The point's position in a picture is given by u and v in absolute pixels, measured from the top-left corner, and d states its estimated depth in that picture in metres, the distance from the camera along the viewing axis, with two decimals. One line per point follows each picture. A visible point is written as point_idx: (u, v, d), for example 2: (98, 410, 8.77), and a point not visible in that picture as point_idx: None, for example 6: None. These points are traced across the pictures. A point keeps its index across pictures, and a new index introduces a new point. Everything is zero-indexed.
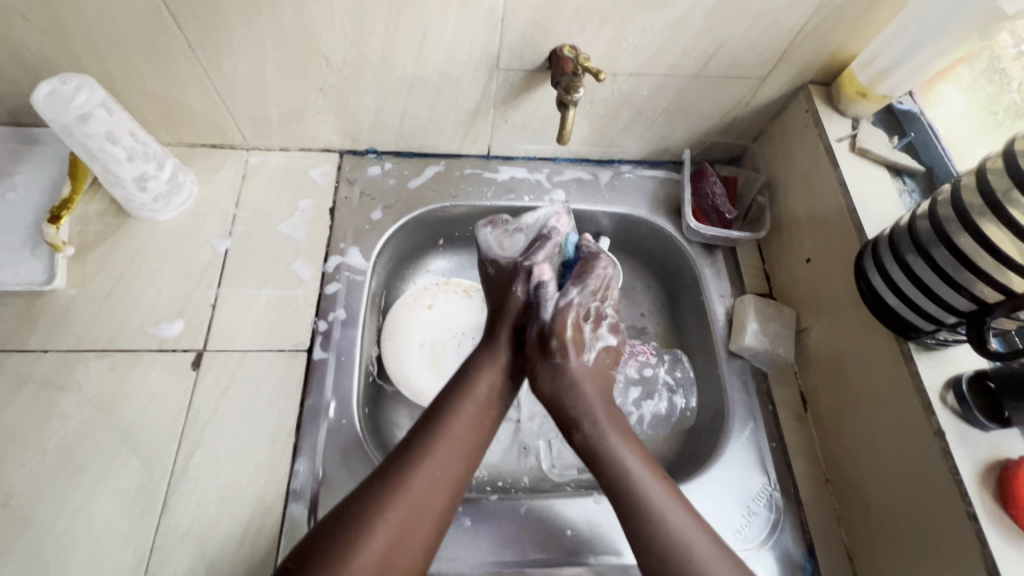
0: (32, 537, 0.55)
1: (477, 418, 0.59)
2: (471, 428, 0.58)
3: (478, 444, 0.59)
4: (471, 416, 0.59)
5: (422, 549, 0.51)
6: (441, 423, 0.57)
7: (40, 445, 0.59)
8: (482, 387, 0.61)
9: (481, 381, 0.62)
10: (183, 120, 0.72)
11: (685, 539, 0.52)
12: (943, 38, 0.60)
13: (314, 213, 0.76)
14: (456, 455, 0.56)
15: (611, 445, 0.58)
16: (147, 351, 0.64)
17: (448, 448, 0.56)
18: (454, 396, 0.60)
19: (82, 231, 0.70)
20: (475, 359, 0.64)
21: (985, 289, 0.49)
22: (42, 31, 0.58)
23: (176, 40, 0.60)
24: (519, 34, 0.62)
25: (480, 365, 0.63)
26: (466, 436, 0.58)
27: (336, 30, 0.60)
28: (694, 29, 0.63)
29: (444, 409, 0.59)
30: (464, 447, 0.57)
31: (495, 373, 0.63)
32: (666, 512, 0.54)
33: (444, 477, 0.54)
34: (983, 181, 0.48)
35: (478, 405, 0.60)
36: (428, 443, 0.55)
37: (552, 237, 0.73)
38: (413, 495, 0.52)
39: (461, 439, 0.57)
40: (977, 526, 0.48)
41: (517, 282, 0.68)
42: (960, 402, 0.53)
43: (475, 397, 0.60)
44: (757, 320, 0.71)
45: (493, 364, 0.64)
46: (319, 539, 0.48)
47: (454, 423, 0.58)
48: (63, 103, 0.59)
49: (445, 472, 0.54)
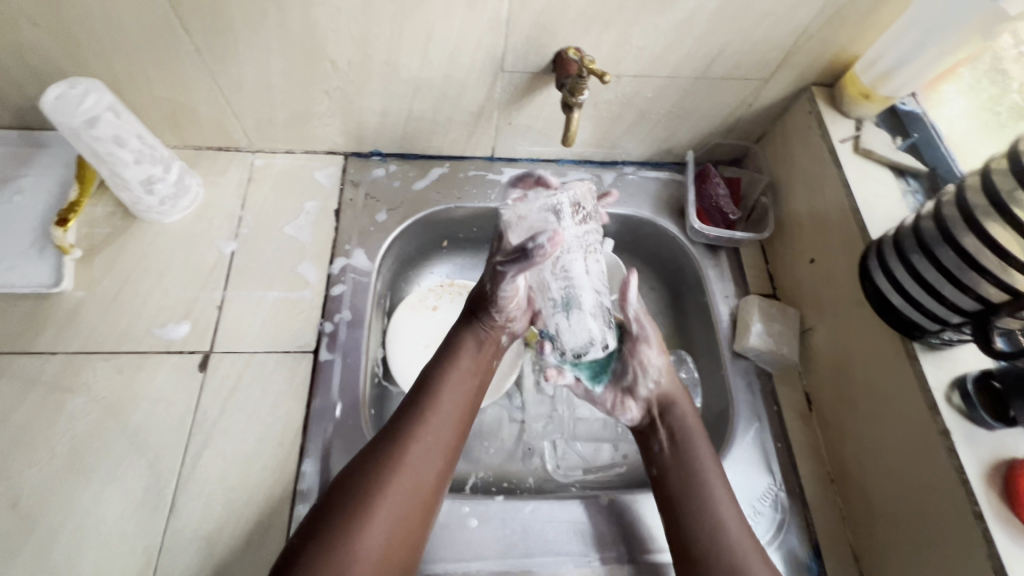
0: (41, 538, 0.55)
1: (462, 390, 0.60)
2: (460, 397, 0.60)
3: (466, 416, 0.60)
4: (456, 390, 0.60)
5: (421, 518, 0.52)
6: (427, 398, 0.58)
7: (48, 447, 0.59)
8: (464, 361, 0.62)
9: (465, 353, 0.63)
10: (189, 123, 0.73)
11: (721, 510, 0.56)
12: (946, 40, 0.60)
13: (319, 215, 0.76)
14: (447, 423, 0.57)
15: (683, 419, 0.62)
16: (154, 353, 0.64)
17: (438, 417, 0.57)
18: (438, 370, 0.61)
19: (89, 234, 0.70)
20: (456, 335, 0.64)
21: (990, 289, 0.49)
22: (51, 34, 0.58)
23: (183, 44, 0.61)
24: (523, 37, 0.63)
25: (461, 340, 0.64)
26: (453, 408, 0.59)
27: (342, 33, 0.61)
28: (697, 31, 0.63)
29: (430, 382, 0.60)
30: (451, 419, 0.58)
31: (476, 347, 0.64)
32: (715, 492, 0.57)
33: (436, 449, 0.55)
34: (987, 182, 0.49)
35: (464, 375, 0.61)
36: (418, 414, 0.56)
37: (535, 262, 0.57)
38: (408, 470, 0.53)
39: (448, 412, 0.58)
40: (984, 525, 0.48)
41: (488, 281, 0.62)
42: (965, 401, 0.53)
43: (460, 370, 0.61)
44: (761, 321, 0.72)
45: (474, 339, 0.64)
46: (323, 526, 0.48)
47: (440, 394, 0.59)
48: (71, 106, 0.59)
49: (436, 445, 0.55)
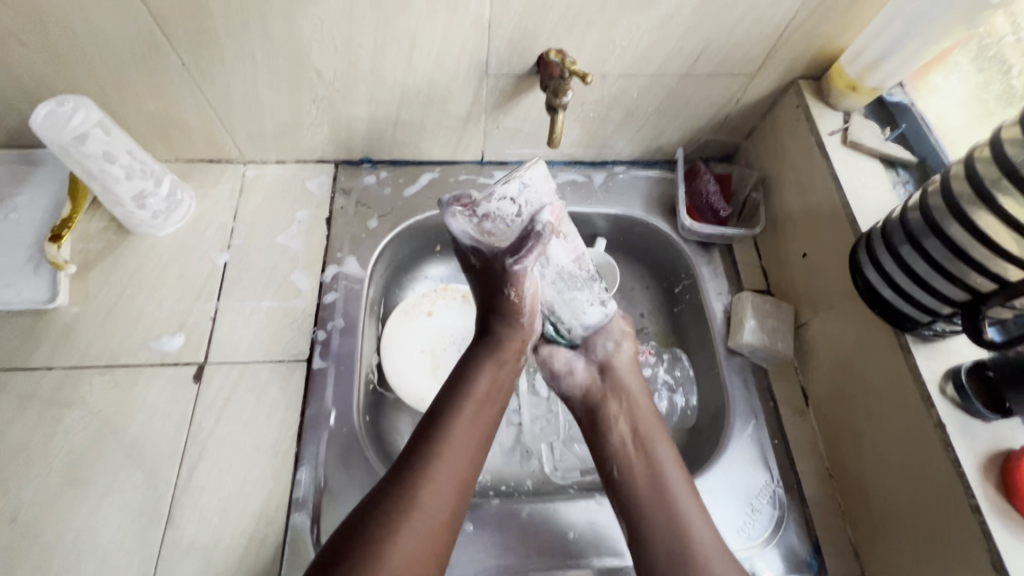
0: (39, 552, 0.56)
1: (482, 413, 0.59)
2: (476, 426, 0.58)
3: (485, 439, 0.59)
4: (473, 413, 0.58)
5: (437, 550, 0.51)
6: (444, 423, 0.57)
7: (46, 461, 0.59)
8: (480, 385, 0.60)
9: (481, 375, 0.61)
10: (180, 136, 0.73)
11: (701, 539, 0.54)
12: (930, 30, 0.60)
13: (311, 224, 0.76)
14: (463, 454, 0.56)
15: (637, 431, 0.62)
16: (150, 365, 0.65)
17: (453, 450, 0.55)
18: (452, 397, 0.59)
19: (84, 249, 0.71)
20: (474, 356, 0.63)
21: (978, 279, 0.49)
22: (38, 54, 0.59)
23: (171, 59, 0.62)
24: (506, 41, 0.63)
25: (480, 360, 0.62)
26: (476, 429, 0.58)
27: (325, 42, 0.61)
28: (680, 29, 0.63)
29: (445, 411, 0.58)
30: (472, 443, 0.57)
31: (494, 367, 0.62)
32: (689, 516, 0.55)
33: (457, 474, 0.54)
34: (971, 171, 0.48)
35: (478, 402, 0.59)
36: (432, 449, 0.55)
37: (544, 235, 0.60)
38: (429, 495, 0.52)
39: (470, 434, 0.57)
40: (981, 518, 0.48)
41: (508, 287, 0.61)
42: (959, 393, 0.52)
43: (479, 391, 0.60)
44: (754, 316, 0.71)
45: (494, 359, 0.62)
46: (342, 549, 0.48)
47: (454, 425, 0.57)
48: (61, 124, 0.60)
49: (451, 480, 0.54)
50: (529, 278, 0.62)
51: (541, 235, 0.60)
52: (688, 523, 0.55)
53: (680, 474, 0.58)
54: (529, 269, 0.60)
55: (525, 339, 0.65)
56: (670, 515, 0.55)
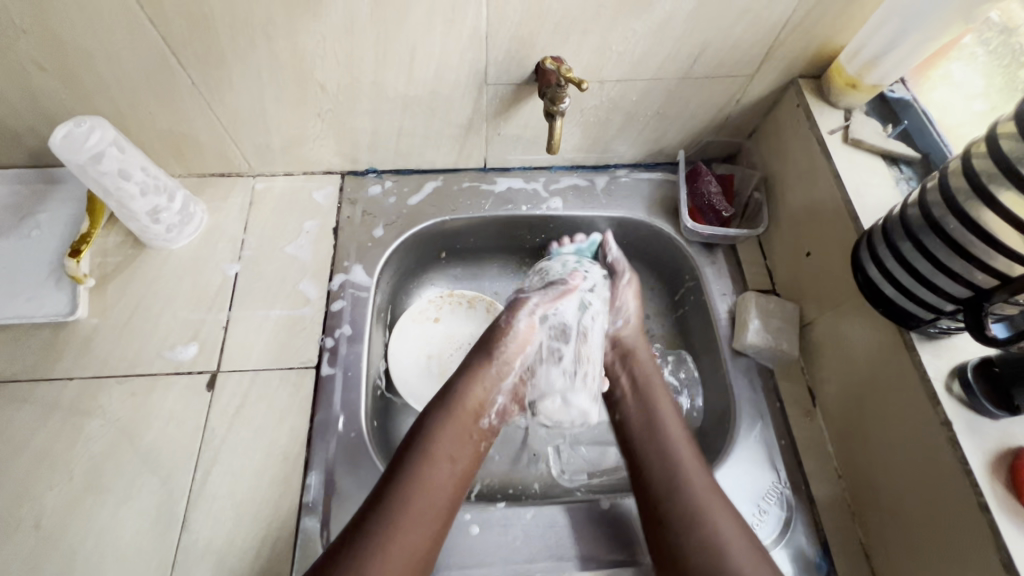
0: (63, 556, 0.58)
1: (447, 471, 0.59)
2: (436, 493, 0.57)
3: (449, 505, 0.58)
4: (433, 478, 0.58)
5: None
6: (404, 488, 0.56)
7: (68, 468, 0.62)
8: (440, 452, 0.59)
9: (441, 444, 0.60)
10: (192, 152, 0.76)
11: (702, 499, 0.57)
12: (929, 26, 0.59)
13: (319, 234, 0.78)
14: (420, 524, 0.55)
15: (658, 407, 0.66)
16: (165, 374, 0.67)
17: (414, 519, 0.55)
18: (411, 461, 0.58)
19: (102, 263, 0.74)
20: (434, 419, 0.62)
21: (980, 275, 0.48)
22: (57, 77, 0.62)
23: (181, 78, 0.64)
24: (503, 50, 0.64)
25: (439, 423, 0.61)
26: (441, 489, 0.58)
27: (328, 58, 0.63)
28: (676, 33, 0.64)
29: (405, 477, 0.57)
30: (438, 503, 0.57)
31: (451, 432, 0.61)
32: (698, 487, 0.58)
33: (415, 543, 0.54)
34: (968, 167, 0.48)
35: (440, 468, 0.58)
36: (391, 519, 0.54)
37: (563, 287, 0.72)
38: (402, 542, 0.53)
39: (439, 495, 0.57)
40: (990, 517, 0.47)
41: (505, 313, 0.69)
42: (966, 390, 0.52)
43: (444, 452, 0.60)
44: (759, 317, 0.71)
45: (453, 426, 0.61)
46: None
47: (415, 492, 0.56)
48: (78, 143, 0.62)
49: (410, 550, 0.53)
50: (525, 314, 0.69)
51: (563, 286, 0.72)
52: (700, 500, 0.56)
53: (691, 453, 0.61)
54: (530, 305, 0.69)
55: (483, 399, 0.65)
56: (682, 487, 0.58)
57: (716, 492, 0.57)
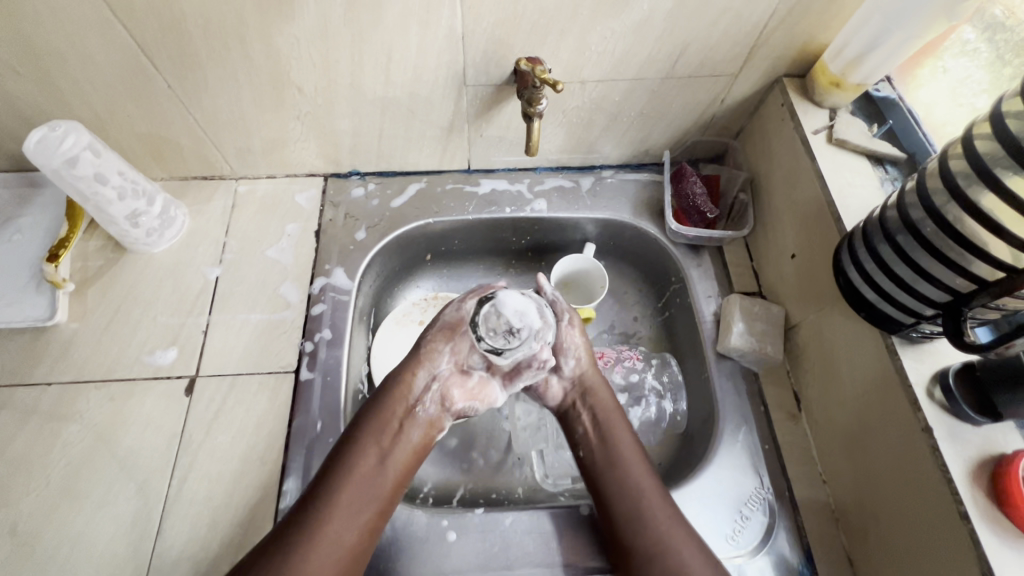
0: (38, 562, 0.57)
1: (375, 469, 0.58)
2: (368, 494, 0.57)
3: (383, 506, 0.58)
4: (361, 479, 0.57)
5: None
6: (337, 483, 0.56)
7: (45, 474, 0.62)
8: (365, 452, 0.58)
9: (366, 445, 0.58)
10: (173, 156, 0.75)
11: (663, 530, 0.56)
12: (912, 23, 0.58)
13: (301, 237, 0.78)
14: (351, 520, 0.55)
15: (615, 441, 0.63)
16: (144, 379, 0.67)
17: (341, 516, 0.54)
18: (340, 458, 0.58)
19: (84, 267, 0.74)
20: (362, 417, 0.60)
21: (958, 279, 0.47)
22: (31, 81, 0.62)
23: (157, 82, 0.64)
24: (481, 51, 0.63)
25: (365, 422, 0.60)
26: (368, 485, 0.57)
27: (303, 60, 0.63)
28: (656, 32, 0.63)
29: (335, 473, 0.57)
30: (364, 501, 0.56)
31: (376, 435, 0.59)
32: (658, 517, 0.57)
33: (345, 538, 0.54)
34: (946, 168, 0.47)
35: (369, 471, 0.57)
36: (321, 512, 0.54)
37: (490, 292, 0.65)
38: (327, 539, 0.53)
39: (364, 496, 0.56)
40: (970, 527, 0.46)
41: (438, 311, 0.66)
42: (948, 397, 0.50)
43: (371, 452, 0.58)
44: (743, 320, 0.70)
45: (378, 425, 0.59)
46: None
47: (344, 487, 0.56)
48: (52, 148, 0.62)
49: (339, 546, 0.53)
50: (454, 307, 0.65)
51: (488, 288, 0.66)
52: (662, 529, 0.56)
53: (651, 483, 0.60)
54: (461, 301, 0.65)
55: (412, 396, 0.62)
56: (643, 519, 0.57)
57: (679, 523, 0.57)
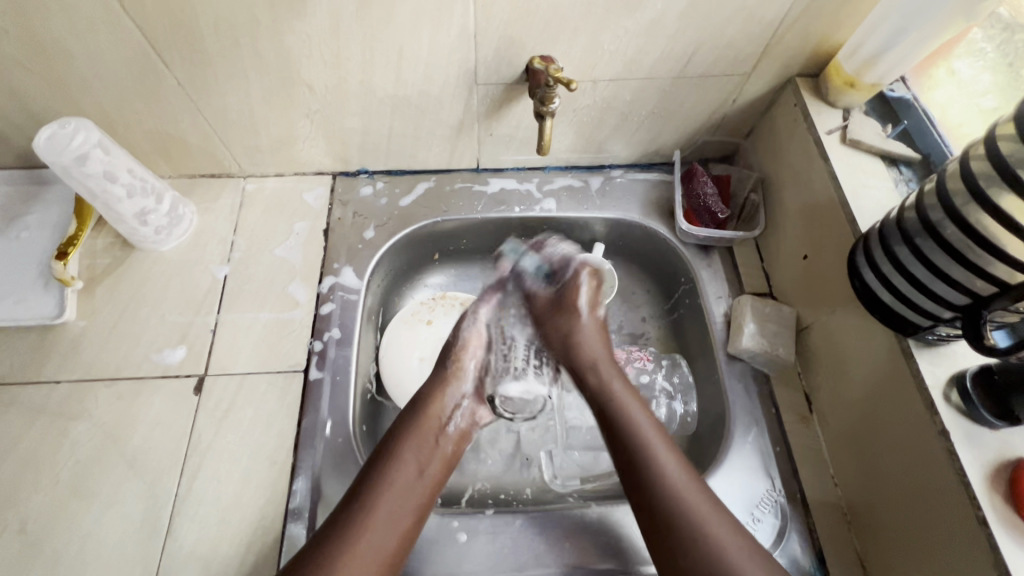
0: (47, 561, 0.57)
1: (413, 481, 0.58)
2: (408, 500, 0.57)
3: (420, 512, 0.57)
4: (400, 487, 0.57)
5: None
6: (375, 490, 0.56)
7: (53, 472, 0.61)
8: (405, 459, 0.59)
9: (405, 453, 0.59)
10: (181, 153, 0.75)
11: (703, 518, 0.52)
12: (928, 23, 0.58)
13: (309, 235, 0.78)
14: (392, 526, 0.54)
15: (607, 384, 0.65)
16: (152, 378, 0.67)
17: (381, 523, 0.54)
18: (378, 467, 0.58)
19: (92, 265, 0.73)
20: (398, 433, 0.61)
21: (979, 282, 0.47)
22: (40, 78, 0.61)
23: (167, 79, 0.63)
24: (492, 50, 0.63)
25: (408, 432, 0.61)
26: (407, 497, 0.57)
27: (314, 57, 0.62)
28: (669, 31, 0.62)
29: (372, 481, 0.56)
30: (404, 512, 0.56)
31: (417, 445, 0.61)
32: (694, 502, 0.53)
33: (384, 544, 0.53)
34: (967, 169, 0.46)
35: (409, 479, 0.58)
36: (358, 519, 0.53)
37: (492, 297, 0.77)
38: (367, 543, 0.52)
39: (406, 500, 0.56)
40: (988, 531, 0.46)
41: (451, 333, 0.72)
42: (964, 400, 0.50)
43: (410, 462, 0.59)
44: (755, 321, 0.70)
45: (417, 439, 0.61)
46: None
47: (383, 495, 0.55)
48: (62, 145, 0.62)
49: (377, 552, 0.52)
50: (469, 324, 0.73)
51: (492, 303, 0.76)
52: (702, 518, 0.52)
53: (679, 466, 0.56)
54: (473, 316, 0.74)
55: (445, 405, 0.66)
56: (678, 505, 0.53)
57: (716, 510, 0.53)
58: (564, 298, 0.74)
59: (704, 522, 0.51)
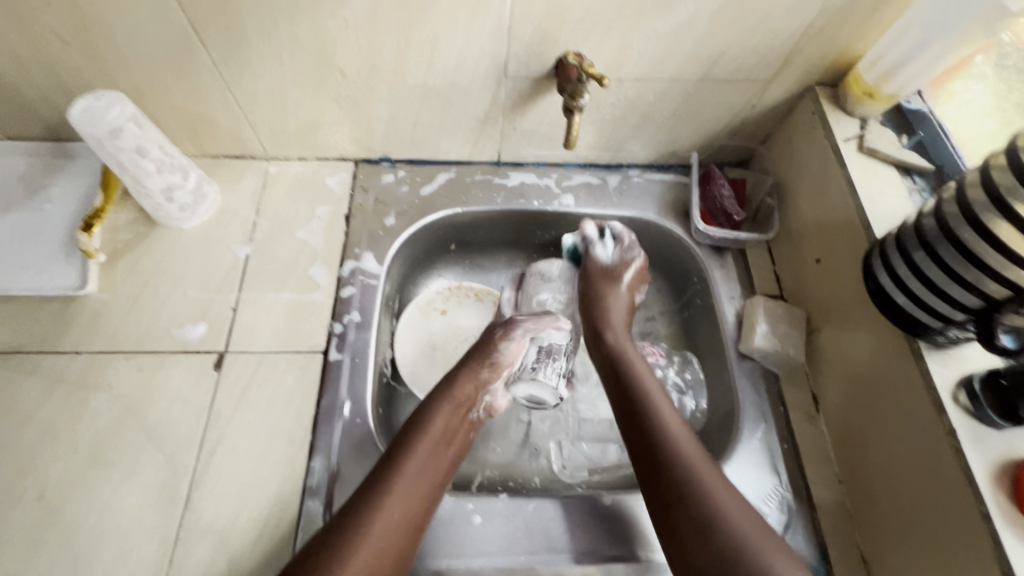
0: (65, 528, 0.58)
1: (442, 451, 0.60)
2: (431, 465, 0.58)
3: (441, 481, 0.58)
4: (428, 451, 0.59)
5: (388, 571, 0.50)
6: (404, 456, 0.57)
7: (73, 440, 0.62)
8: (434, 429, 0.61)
9: (436, 418, 0.62)
10: (207, 132, 0.76)
11: (721, 500, 0.52)
12: (949, 38, 0.60)
13: (330, 220, 0.78)
14: (418, 489, 0.56)
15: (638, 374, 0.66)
16: (172, 352, 0.67)
17: (408, 484, 0.55)
18: (409, 437, 0.59)
19: (114, 240, 0.74)
20: (427, 404, 0.64)
21: (992, 286, 0.49)
22: (78, 51, 0.62)
23: (202, 58, 0.64)
24: (525, 45, 0.64)
25: (436, 405, 0.63)
26: (433, 467, 0.58)
27: (350, 43, 0.63)
28: (698, 34, 0.64)
29: (401, 450, 0.58)
30: (433, 475, 0.58)
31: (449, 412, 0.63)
32: (713, 486, 0.53)
33: (411, 508, 0.54)
34: (987, 178, 0.48)
35: (434, 442, 0.60)
36: (388, 483, 0.55)
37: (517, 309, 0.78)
38: (395, 508, 0.53)
39: (435, 466, 0.58)
40: (992, 527, 0.47)
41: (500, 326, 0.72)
42: (972, 401, 0.52)
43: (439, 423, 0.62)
44: (767, 322, 0.71)
45: (450, 408, 0.63)
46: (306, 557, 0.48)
47: (411, 460, 0.57)
48: (98, 118, 0.62)
49: (404, 515, 0.53)
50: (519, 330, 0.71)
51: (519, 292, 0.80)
52: (721, 503, 0.52)
53: (678, 427, 0.59)
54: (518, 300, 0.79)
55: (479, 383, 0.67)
56: (698, 485, 0.53)
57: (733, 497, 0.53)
58: (614, 264, 0.76)
59: (720, 501, 0.52)
